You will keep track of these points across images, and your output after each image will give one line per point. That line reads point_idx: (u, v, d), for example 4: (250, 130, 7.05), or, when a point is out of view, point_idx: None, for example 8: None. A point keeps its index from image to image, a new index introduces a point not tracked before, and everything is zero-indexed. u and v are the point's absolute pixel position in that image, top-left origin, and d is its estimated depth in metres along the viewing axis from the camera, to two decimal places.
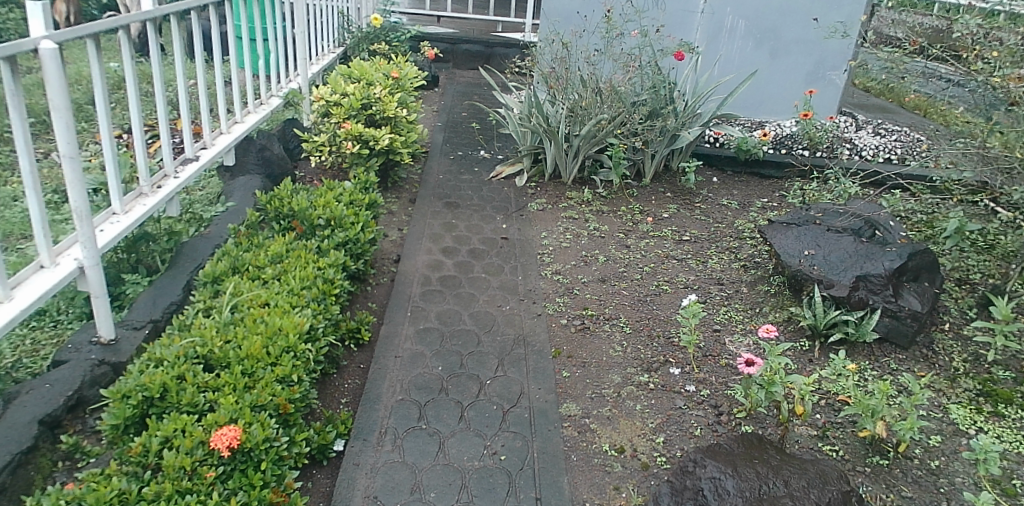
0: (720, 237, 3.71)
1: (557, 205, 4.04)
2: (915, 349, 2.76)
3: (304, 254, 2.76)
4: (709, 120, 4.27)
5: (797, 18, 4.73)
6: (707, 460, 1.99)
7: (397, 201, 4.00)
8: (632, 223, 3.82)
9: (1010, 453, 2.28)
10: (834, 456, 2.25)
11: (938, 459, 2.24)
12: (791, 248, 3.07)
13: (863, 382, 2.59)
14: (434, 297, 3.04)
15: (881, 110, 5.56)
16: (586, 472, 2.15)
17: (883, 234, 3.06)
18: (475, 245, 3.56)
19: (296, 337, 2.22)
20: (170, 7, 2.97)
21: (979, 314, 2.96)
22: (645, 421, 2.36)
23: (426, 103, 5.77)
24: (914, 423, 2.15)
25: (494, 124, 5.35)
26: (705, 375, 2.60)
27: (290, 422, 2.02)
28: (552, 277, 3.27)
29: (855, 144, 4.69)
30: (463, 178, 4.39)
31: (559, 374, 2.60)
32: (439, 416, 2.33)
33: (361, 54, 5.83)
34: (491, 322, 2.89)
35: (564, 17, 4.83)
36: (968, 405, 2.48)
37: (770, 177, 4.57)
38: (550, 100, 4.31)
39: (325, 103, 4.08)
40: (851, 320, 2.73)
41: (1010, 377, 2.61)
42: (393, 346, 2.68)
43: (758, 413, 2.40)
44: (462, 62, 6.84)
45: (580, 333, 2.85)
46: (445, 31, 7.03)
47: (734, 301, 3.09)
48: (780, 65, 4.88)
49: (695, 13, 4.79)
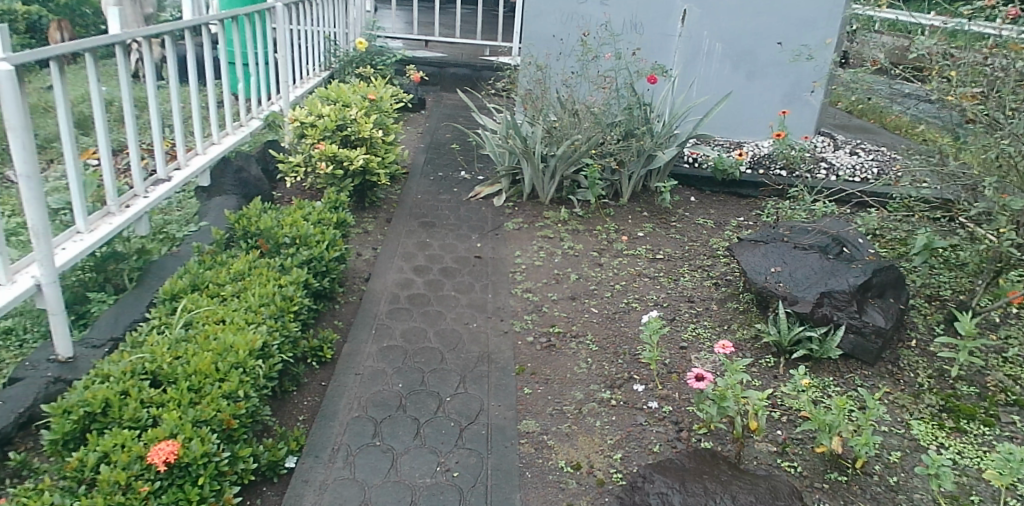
0: (693, 255, 3.72)
1: (533, 224, 4.05)
2: (880, 365, 2.76)
3: (266, 272, 2.75)
4: (685, 141, 4.29)
5: (772, 40, 4.79)
6: (655, 475, 1.98)
7: (373, 221, 4.02)
8: (606, 242, 3.84)
9: (970, 469, 2.26)
10: (792, 472, 2.23)
11: (898, 476, 2.23)
12: (759, 266, 3.07)
13: (824, 398, 2.58)
14: (401, 315, 3.03)
15: (861, 130, 5.60)
16: (540, 489, 2.13)
17: (850, 251, 3.07)
18: (447, 263, 3.57)
19: (247, 353, 2.19)
20: (144, 30, 2.99)
21: (946, 330, 2.99)
22: (603, 437, 2.35)
23: (410, 126, 5.82)
24: (869, 439, 2.14)
25: (475, 145, 5.39)
26: (668, 391, 2.59)
27: (234, 437, 2.01)
28: (522, 295, 3.27)
29: (830, 164, 4.72)
30: (441, 198, 4.41)
31: (520, 391, 2.59)
32: (394, 433, 2.32)
33: (347, 77, 5.89)
34: (455, 341, 2.88)
35: (541, 41, 4.88)
36: (930, 421, 2.47)
37: (748, 196, 4.60)
38: (527, 121, 4.34)
39: (300, 124, 4.11)
40: (814, 336, 2.73)
41: (973, 393, 2.61)
42: (354, 364, 2.67)
43: (719, 429, 2.39)
44: (449, 86, 6.91)
45: (545, 351, 2.84)
46: (433, 54, 7.11)
47: (703, 319, 3.09)
48: (757, 86, 4.93)
49: (673, 37, 4.85)
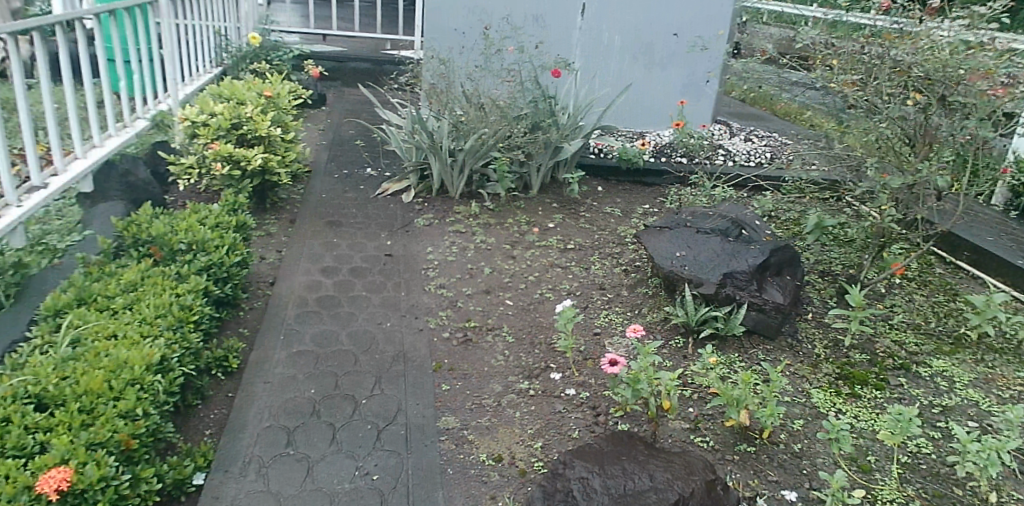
0: (603, 244, 3.80)
1: (444, 219, 4.02)
2: (780, 340, 2.91)
3: (161, 281, 2.59)
4: (590, 132, 4.37)
5: (668, 33, 4.95)
6: (576, 461, 2.01)
7: (276, 222, 3.87)
8: (518, 235, 3.86)
9: (865, 431, 2.42)
10: (705, 447, 2.31)
11: (801, 442, 2.35)
12: (665, 251, 3.16)
13: (731, 374, 2.69)
14: (310, 318, 2.94)
15: (754, 117, 5.88)
16: (462, 484, 2.12)
17: (749, 233, 3.21)
18: (357, 263, 3.49)
19: (144, 368, 2.06)
20: (8, 25, 2.74)
21: (837, 303, 3.19)
22: (523, 428, 2.36)
23: (311, 123, 5.64)
24: (774, 410, 2.25)
25: (381, 141, 5.30)
26: (585, 378, 2.64)
27: (134, 458, 1.88)
28: (436, 292, 3.24)
29: (727, 150, 4.93)
30: (348, 196, 4.30)
31: (438, 388, 2.56)
32: (309, 440, 2.24)
33: (241, 73, 5.65)
34: (369, 342, 2.82)
35: (443, 34, 4.83)
36: (828, 388, 2.63)
37: (652, 185, 4.71)
38: (432, 116, 4.30)
39: (191, 124, 3.90)
40: (719, 315, 2.83)
41: (864, 360, 2.80)
42: (262, 372, 2.57)
43: (634, 411, 2.45)
44: (350, 81, 6.75)
45: (462, 346, 2.83)
46: (331, 48, 6.92)
47: (615, 305, 3.16)
48: (655, 78, 5.09)
49: (573, 30, 4.92)
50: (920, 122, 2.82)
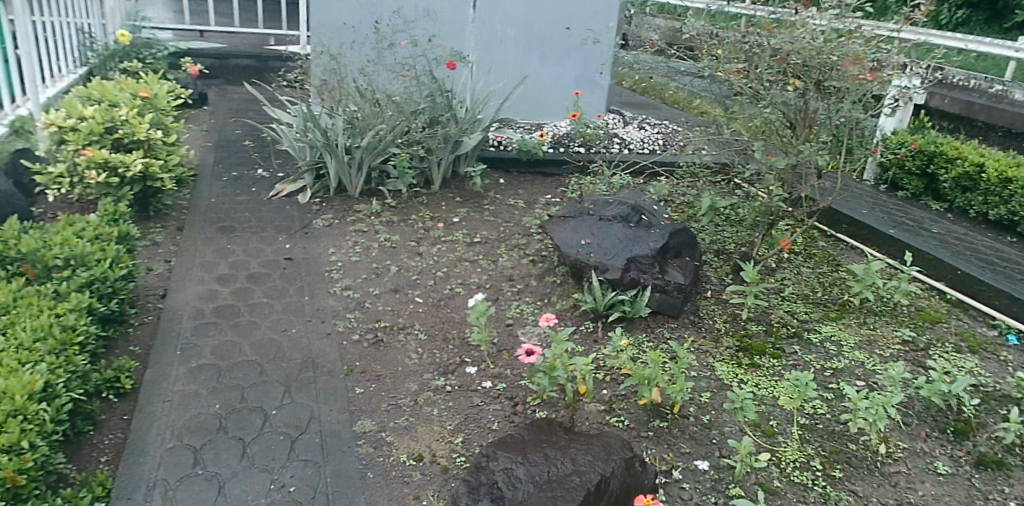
0: (509, 235, 3.82)
1: (344, 219, 3.91)
2: (684, 317, 3.03)
3: (36, 301, 2.38)
4: (488, 125, 4.37)
5: (559, 25, 5.04)
6: (498, 452, 2.01)
7: (162, 230, 3.64)
8: (422, 231, 3.81)
9: (766, 397, 2.56)
10: (621, 426, 2.38)
11: (709, 414, 2.46)
12: (569, 239, 3.20)
13: (641, 354, 2.78)
14: (209, 330, 2.78)
15: (645, 106, 6.08)
16: (384, 487, 2.07)
17: (648, 218, 3.27)
18: (255, 269, 3.33)
19: (25, 397, 1.88)
20: None
21: (733, 280, 3.35)
22: (442, 424, 2.34)
23: (193, 123, 5.33)
24: (683, 385, 2.33)
25: (271, 140, 5.08)
26: (500, 369, 2.64)
27: (21, 496, 1.72)
28: (342, 294, 3.15)
29: (622, 139, 5.08)
30: (240, 200, 4.10)
31: (352, 392, 2.49)
32: (218, 457, 2.12)
33: (110, 73, 5.26)
34: (274, 350, 2.70)
35: (331, 29, 4.69)
36: (730, 361, 2.76)
37: (552, 175, 4.79)
38: (326, 113, 4.17)
39: (57, 129, 3.59)
40: (626, 298, 2.92)
41: (761, 331, 2.96)
42: (159, 391, 2.40)
43: (551, 398, 2.48)
44: (232, 78, 6.44)
45: (374, 347, 2.76)
46: (209, 44, 6.57)
47: (524, 295, 3.19)
48: (549, 69, 5.16)
49: (466, 22, 4.90)
50: (800, 107, 2.99)
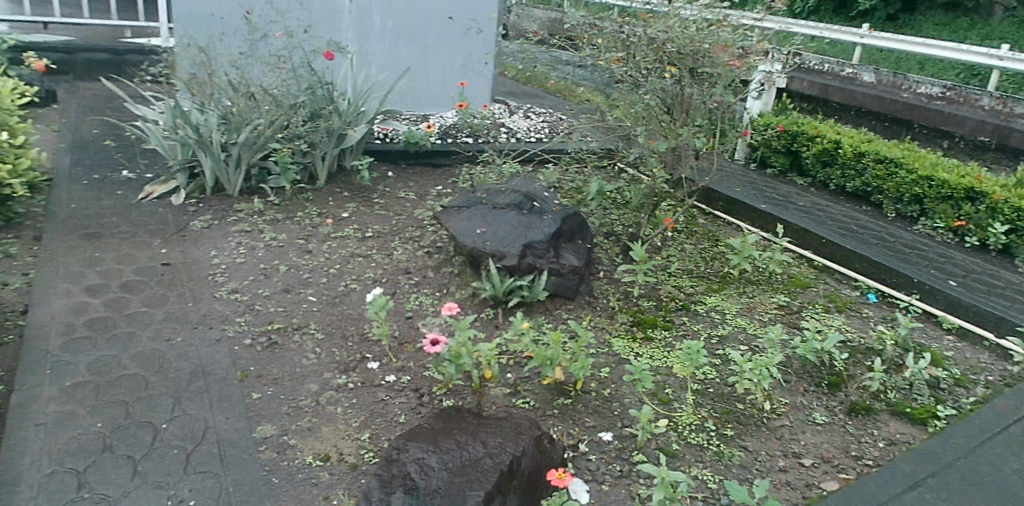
0: (402, 228, 3.77)
1: (225, 219, 3.71)
2: (579, 298, 3.12)
3: None
4: (373, 117, 4.28)
5: (439, 16, 5.01)
6: (409, 443, 1.99)
7: (16, 241, 3.31)
8: (311, 228, 3.68)
9: (661, 367, 2.69)
10: (527, 407, 2.42)
11: (610, 387, 2.55)
12: (465, 229, 3.19)
13: (541, 336, 2.83)
14: (82, 345, 2.56)
15: (529, 96, 6.18)
16: (291, 491, 2.00)
17: (541, 205, 3.33)
18: (128, 277, 3.10)
19: None
20: None
21: (623, 259, 3.48)
22: (347, 422, 2.28)
23: (43, 124, 4.87)
24: (584, 362, 2.41)
25: (136, 140, 4.74)
26: (403, 362, 2.61)
27: None
28: (230, 297, 2.99)
29: (509, 128, 5.13)
30: (105, 204, 3.80)
31: (249, 398, 2.38)
32: (105, 478, 1.97)
33: None
34: (159, 361, 2.53)
35: (198, 19, 4.42)
36: (625, 336, 2.87)
37: (442, 165, 4.72)
38: (198, 108, 3.93)
39: None
40: (524, 284, 2.97)
41: (652, 306, 3.10)
42: (29, 415, 2.19)
43: (457, 386, 2.48)
44: (85, 74, 5.94)
45: (269, 350, 2.65)
46: (55, 38, 6.02)
47: (422, 287, 3.16)
48: (432, 60, 5.12)
49: (343, 13, 4.77)
50: (676, 92, 3.15)
